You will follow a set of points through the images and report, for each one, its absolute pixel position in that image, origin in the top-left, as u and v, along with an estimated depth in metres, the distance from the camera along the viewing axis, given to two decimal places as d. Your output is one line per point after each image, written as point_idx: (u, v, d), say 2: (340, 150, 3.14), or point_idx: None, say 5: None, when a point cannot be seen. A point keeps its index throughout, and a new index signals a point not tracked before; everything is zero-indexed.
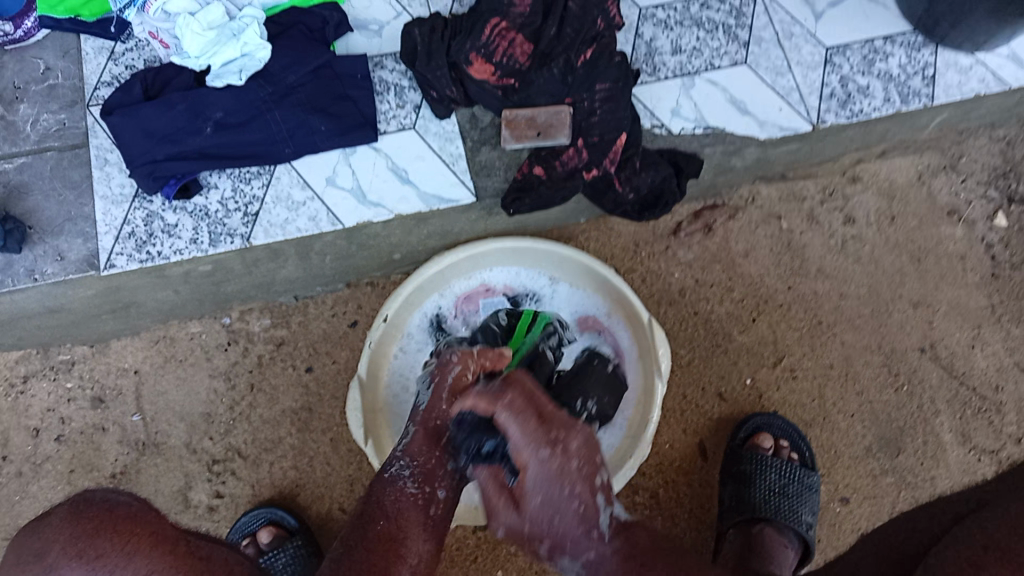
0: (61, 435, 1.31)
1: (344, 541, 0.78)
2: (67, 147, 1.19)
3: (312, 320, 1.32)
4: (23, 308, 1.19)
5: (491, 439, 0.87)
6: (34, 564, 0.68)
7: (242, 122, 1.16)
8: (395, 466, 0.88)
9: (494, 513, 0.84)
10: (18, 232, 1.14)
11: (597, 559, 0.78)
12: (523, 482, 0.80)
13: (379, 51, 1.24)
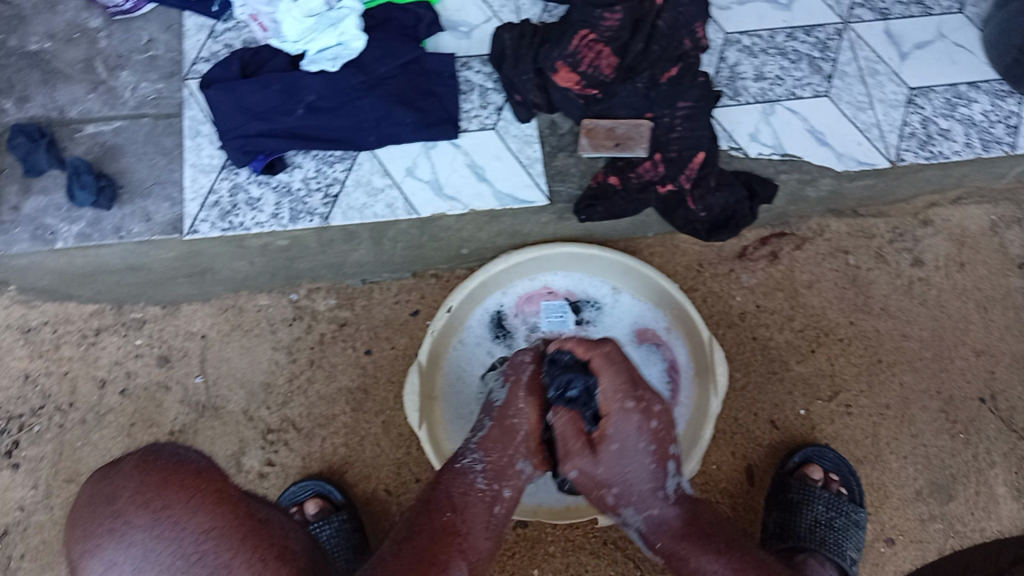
0: (125, 389, 1.34)
1: (410, 524, 0.81)
2: (162, 114, 1.24)
3: (375, 305, 1.36)
4: (107, 261, 1.24)
5: (580, 383, 0.92)
6: (104, 508, 0.68)
7: (332, 107, 1.20)
8: (467, 457, 0.90)
9: (569, 454, 0.90)
10: (109, 190, 1.19)
11: (660, 516, 0.92)
12: (606, 427, 0.91)
13: (466, 52, 1.27)
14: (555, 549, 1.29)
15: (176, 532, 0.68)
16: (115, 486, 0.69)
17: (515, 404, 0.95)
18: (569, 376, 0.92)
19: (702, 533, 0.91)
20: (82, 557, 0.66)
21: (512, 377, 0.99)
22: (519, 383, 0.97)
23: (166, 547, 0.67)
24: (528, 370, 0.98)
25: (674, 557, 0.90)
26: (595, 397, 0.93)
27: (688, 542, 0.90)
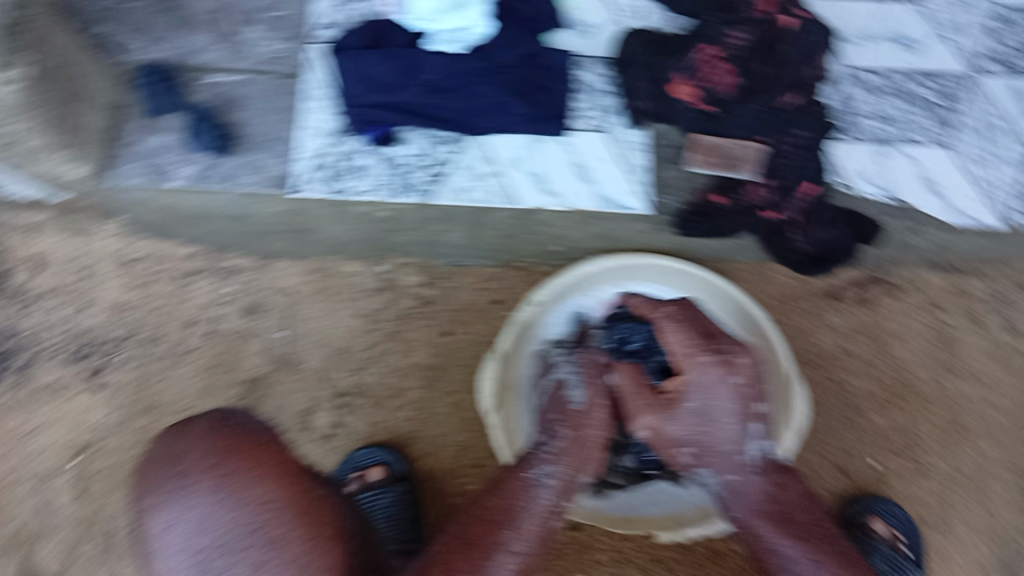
0: (210, 331, 1.38)
1: (471, 531, 0.89)
2: (281, 73, 1.25)
3: (460, 288, 1.37)
4: (211, 206, 1.27)
5: (640, 332, 1.09)
6: (178, 464, 0.88)
7: (449, 89, 1.19)
8: (541, 468, 0.94)
9: (636, 412, 0.95)
10: (225, 139, 1.23)
11: (741, 483, 0.93)
12: (684, 382, 0.93)
13: (583, 53, 1.24)
14: (604, 557, 1.28)
15: (229, 493, 0.87)
16: (185, 445, 0.90)
17: (592, 415, 0.99)
18: (630, 327, 1.10)
19: (784, 513, 0.92)
20: (150, 505, 0.87)
21: (591, 377, 1.01)
22: (599, 391, 1.00)
23: (228, 501, 0.87)
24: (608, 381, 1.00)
25: (748, 532, 0.92)
26: (653, 346, 1.08)
27: (769, 520, 0.92)
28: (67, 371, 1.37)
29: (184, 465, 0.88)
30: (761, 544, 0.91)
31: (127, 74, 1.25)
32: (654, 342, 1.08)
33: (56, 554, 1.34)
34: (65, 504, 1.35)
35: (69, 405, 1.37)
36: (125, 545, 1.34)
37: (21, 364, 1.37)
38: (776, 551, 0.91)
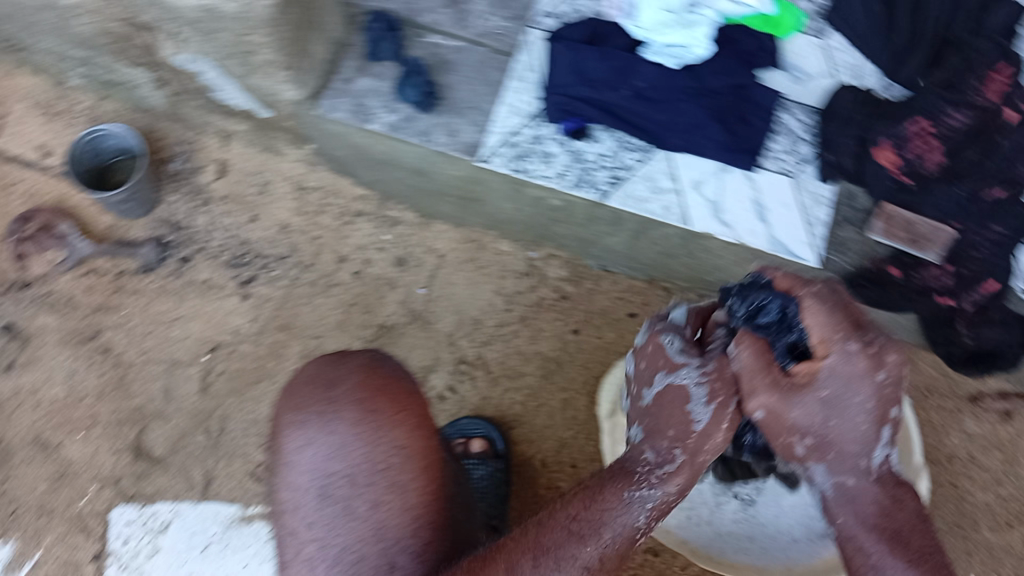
0: (359, 271, 1.45)
1: (537, 537, 0.81)
2: (498, 50, 1.31)
3: (599, 292, 1.43)
4: (398, 156, 1.31)
5: (774, 301, 0.85)
6: (331, 389, 0.93)
7: (656, 100, 1.22)
8: (643, 489, 0.86)
9: (753, 391, 0.85)
10: (430, 98, 1.26)
11: (854, 487, 0.81)
12: (816, 370, 0.81)
13: (792, 97, 1.26)
14: None
15: (366, 430, 0.90)
16: (337, 374, 0.95)
17: (713, 435, 0.89)
18: (767, 295, 0.86)
19: (899, 532, 0.77)
20: (297, 419, 0.92)
21: (714, 388, 0.89)
22: (723, 411, 0.89)
23: (355, 441, 0.89)
24: (733, 401, 0.88)
25: (849, 543, 0.79)
26: (792, 322, 0.84)
27: (878, 536, 0.78)
28: (221, 273, 1.45)
29: (331, 393, 0.93)
30: (862, 557, 0.76)
31: (357, 18, 1.32)
32: (794, 317, 0.84)
33: (165, 441, 1.37)
34: (188, 394, 1.39)
35: (215, 304, 1.43)
36: (233, 447, 1.37)
37: (182, 256, 1.45)
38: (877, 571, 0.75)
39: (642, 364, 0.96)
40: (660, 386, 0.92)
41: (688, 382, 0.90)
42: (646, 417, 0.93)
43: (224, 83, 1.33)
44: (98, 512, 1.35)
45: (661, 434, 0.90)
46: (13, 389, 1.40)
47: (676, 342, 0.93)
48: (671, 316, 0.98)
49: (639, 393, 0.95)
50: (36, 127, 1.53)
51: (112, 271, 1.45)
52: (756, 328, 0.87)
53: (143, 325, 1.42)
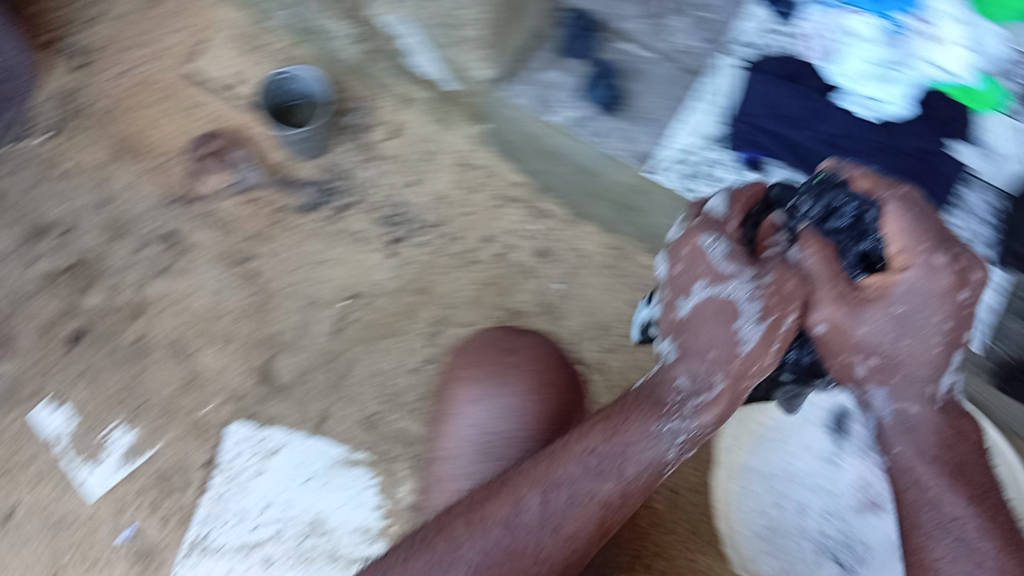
0: (501, 254, 1.48)
1: (550, 472, 0.89)
2: (683, 68, 1.30)
3: None
4: (570, 152, 1.35)
5: (852, 205, 0.89)
6: (509, 359, 1.09)
7: (843, 148, 1.20)
8: (673, 422, 0.89)
9: (818, 301, 0.88)
10: (616, 102, 1.29)
11: (914, 413, 0.87)
12: (891, 284, 0.84)
13: (982, 175, 1.18)
14: None
15: (531, 398, 1.05)
16: (515, 346, 1.11)
17: (761, 355, 0.88)
18: (843, 195, 0.90)
19: (960, 466, 0.85)
20: (479, 375, 1.08)
21: (769, 305, 0.87)
22: (774, 331, 0.88)
23: (521, 406, 1.05)
24: (788, 320, 0.88)
25: (904, 472, 0.87)
26: (866, 229, 0.89)
27: (936, 467, 0.85)
28: (373, 228, 1.51)
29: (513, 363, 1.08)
30: (917, 489, 0.85)
31: (558, 13, 1.36)
32: (871, 221, 0.88)
33: (291, 370, 1.44)
34: (320, 334, 1.46)
35: (360, 256, 1.50)
36: (351, 392, 1.43)
37: (340, 204, 1.52)
38: (932, 506, 0.84)
39: (677, 269, 0.92)
40: (702, 298, 0.89)
41: (737, 298, 0.87)
42: (682, 334, 0.91)
43: (421, 51, 1.41)
44: (216, 424, 1.43)
45: (699, 357, 0.89)
46: (164, 292, 1.50)
47: (720, 246, 0.89)
48: (708, 208, 0.92)
49: (673, 302, 0.92)
50: (231, 58, 1.62)
51: (274, 203, 1.54)
52: (826, 232, 0.91)
53: (293, 260, 1.50)
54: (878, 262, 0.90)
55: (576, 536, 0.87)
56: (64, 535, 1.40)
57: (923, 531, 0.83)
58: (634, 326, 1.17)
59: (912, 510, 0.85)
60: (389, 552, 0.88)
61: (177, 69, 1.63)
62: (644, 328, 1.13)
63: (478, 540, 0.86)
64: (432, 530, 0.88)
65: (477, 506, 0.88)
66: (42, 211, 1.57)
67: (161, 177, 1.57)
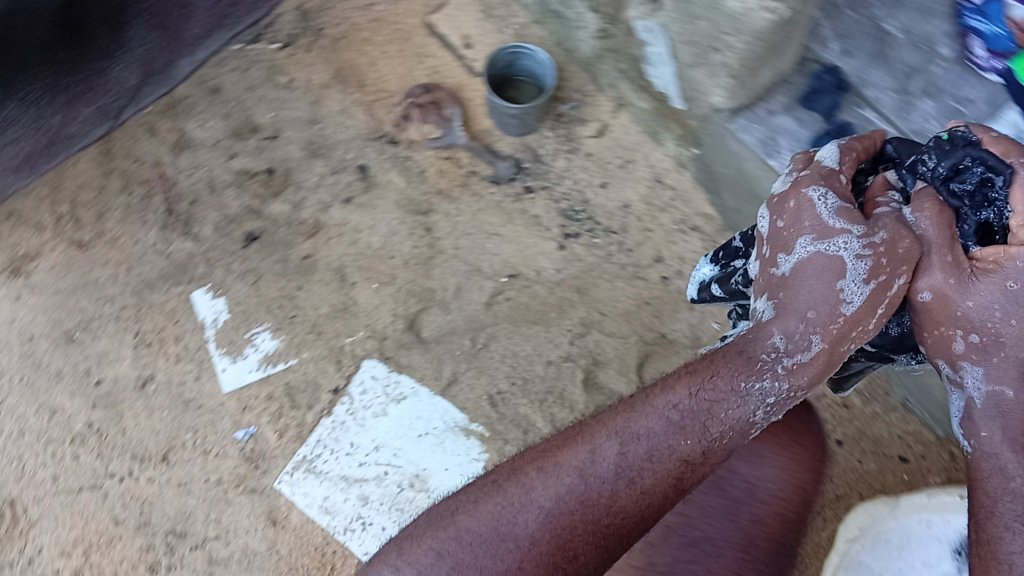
0: (668, 278, 1.49)
1: (627, 422, 0.79)
2: None
3: (880, 418, 1.39)
4: (748, 172, 1.36)
5: (977, 169, 0.77)
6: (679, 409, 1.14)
7: None
8: (761, 381, 0.80)
9: (927, 265, 0.78)
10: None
11: (1012, 399, 0.77)
12: (1009, 256, 0.75)
13: None
14: None
15: None
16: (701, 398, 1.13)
17: (864, 318, 0.79)
18: (969, 157, 0.78)
19: None
20: None
21: (879, 264, 0.78)
22: (881, 294, 0.79)
23: None
24: (898, 284, 0.78)
25: (988, 459, 0.76)
26: (991, 196, 0.77)
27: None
28: (552, 217, 1.55)
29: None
30: (1001, 478, 0.74)
31: (806, 61, 1.34)
32: (997, 191, 0.76)
33: (436, 327, 1.48)
34: (474, 302, 1.49)
35: (533, 240, 1.54)
36: (487, 364, 1.45)
37: (527, 185, 1.58)
38: (1015, 496, 0.72)
39: (781, 224, 0.85)
40: (805, 255, 0.81)
41: (845, 254, 0.79)
42: (781, 290, 0.82)
43: (663, 62, 1.46)
44: (356, 355, 1.47)
45: (797, 316, 0.80)
46: (342, 220, 1.57)
47: (830, 199, 0.82)
48: (818, 156, 0.86)
49: (773, 258, 0.85)
50: (471, 21, 1.72)
51: (468, 167, 1.60)
52: (945, 194, 0.79)
53: (468, 225, 1.55)
54: (999, 234, 0.78)
55: (651, 492, 0.77)
56: (190, 416, 1.46)
57: (1002, 522, 0.70)
58: (690, 285, 1.19)
59: (989, 499, 0.73)
60: (460, 491, 0.81)
61: (419, 18, 1.75)
62: (704, 286, 1.14)
63: (550, 485, 0.77)
64: (504, 473, 0.80)
65: (551, 451, 0.80)
66: (256, 113, 1.68)
67: (371, 112, 1.67)
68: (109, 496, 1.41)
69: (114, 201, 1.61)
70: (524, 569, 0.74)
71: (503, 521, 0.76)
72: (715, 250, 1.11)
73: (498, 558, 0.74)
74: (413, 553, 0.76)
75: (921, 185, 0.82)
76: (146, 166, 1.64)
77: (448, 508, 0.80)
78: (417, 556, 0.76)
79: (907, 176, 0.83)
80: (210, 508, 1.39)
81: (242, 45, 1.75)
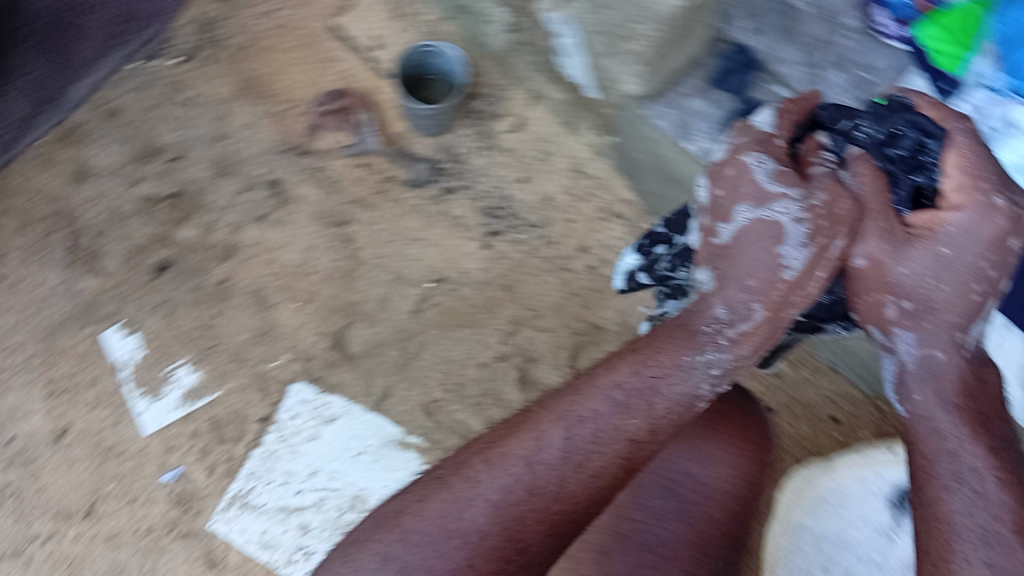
0: (593, 267, 1.47)
1: (572, 406, 0.86)
2: None
3: (811, 386, 1.36)
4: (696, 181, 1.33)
5: (914, 139, 0.84)
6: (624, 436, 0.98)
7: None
8: (707, 352, 0.87)
9: (864, 231, 0.85)
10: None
11: (940, 360, 0.83)
12: (940, 223, 0.80)
13: None
14: None
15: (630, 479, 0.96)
16: None
17: (806, 282, 0.85)
18: (906, 123, 0.85)
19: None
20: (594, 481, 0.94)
21: (819, 227, 0.85)
22: (820, 256, 0.85)
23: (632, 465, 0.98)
24: (836, 246, 0.85)
25: (926, 422, 0.83)
26: (923, 161, 0.84)
27: (959, 417, 0.81)
28: (473, 216, 1.51)
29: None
30: (938, 440, 0.81)
31: (719, 43, 1.33)
32: (930, 153, 0.83)
33: (364, 341, 1.43)
34: (400, 311, 1.45)
35: (455, 241, 1.50)
36: (418, 373, 1.41)
37: (446, 186, 1.53)
38: (951, 457, 0.80)
39: (720, 192, 0.89)
40: (744, 222, 0.87)
41: (783, 219, 0.85)
42: (721, 261, 0.88)
43: (575, 53, 1.39)
44: (282, 380, 1.42)
45: (738, 285, 0.86)
46: (256, 239, 1.51)
47: (767, 164, 0.86)
48: (756, 122, 0.91)
49: (713, 227, 0.90)
50: (380, 21, 1.64)
51: (384, 173, 1.55)
52: (881, 159, 0.86)
53: (388, 232, 1.50)
54: (928, 198, 0.85)
55: (598, 473, 0.84)
56: (113, 464, 1.39)
57: (941, 482, 0.79)
58: (617, 275, 1.25)
59: (928, 462, 0.81)
60: (407, 489, 0.88)
61: (321, 24, 1.66)
62: (630, 275, 1.19)
63: (499, 477, 0.84)
64: (450, 468, 0.87)
65: (497, 442, 0.87)
66: (158, 134, 1.60)
67: (279, 122, 1.59)
68: (35, 560, 1.34)
69: (12, 241, 1.52)
70: (473, 562, 0.82)
71: (450, 518, 0.83)
72: (640, 241, 1.16)
73: (445, 555, 0.82)
74: (359, 559, 0.84)
75: (856, 150, 0.89)
76: (43, 202, 1.55)
77: (397, 508, 0.87)
78: (362, 563, 0.83)
79: (840, 140, 0.89)
80: (143, 558, 1.33)
81: (140, 62, 1.66)
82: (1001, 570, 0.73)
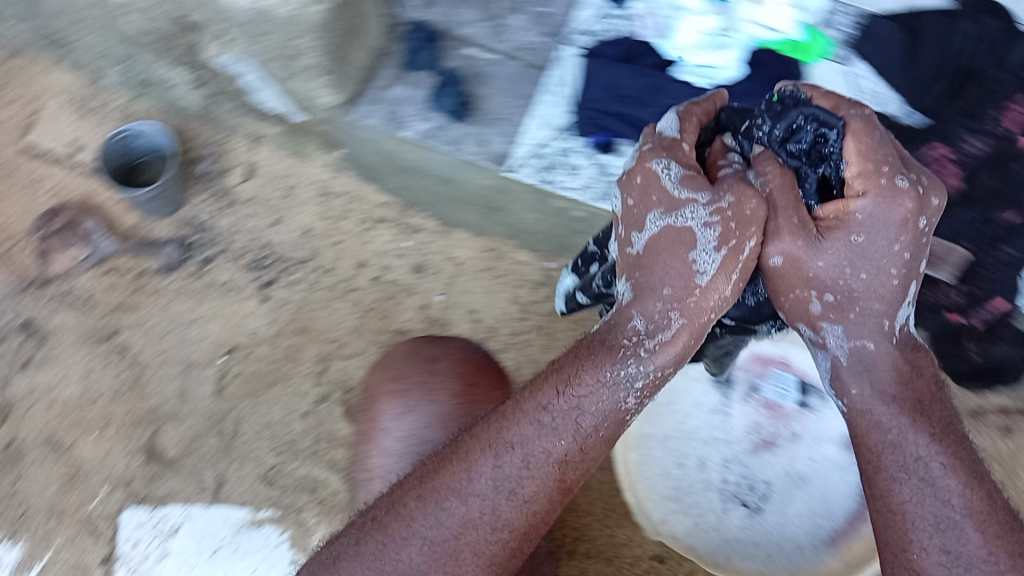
0: (377, 277, 1.46)
1: (504, 433, 0.83)
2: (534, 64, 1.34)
3: None
4: (427, 163, 1.35)
5: (814, 129, 0.80)
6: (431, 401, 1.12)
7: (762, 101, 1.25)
8: (630, 368, 0.82)
9: (773, 226, 0.80)
10: (464, 107, 1.31)
11: (873, 350, 0.81)
12: (850, 210, 0.77)
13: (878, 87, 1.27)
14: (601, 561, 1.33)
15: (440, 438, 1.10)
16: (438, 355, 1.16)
17: (720, 286, 0.81)
18: (802, 115, 0.81)
19: (920, 404, 0.79)
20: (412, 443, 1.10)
21: (725, 230, 0.80)
22: (733, 260, 0.80)
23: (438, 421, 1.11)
24: (747, 247, 0.80)
25: (865, 415, 0.80)
26: (826, 151, 0.81)
27: (897, 407, 0.79)
28: (240, 276, 1.47)
29: (434, 366, 1.15)
30: (880, 433, 0.78)
31: (398, 28, 1.38)
32: (831, 145, 0.80)
33: (177, 442, 1.37)
34: (202, 396, 1.40)
35: (234, 306, 1.46)
36: (246, 449, 1.37)
37: (203, 257, 1.49)
38: (895, 448, 0.77)
39: (630, 201, 0.85)
40: (654, 230, 0.83)
41: (692, 225, 0.81)
42: (636, 271, 0.84)
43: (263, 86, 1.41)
44: (108, 515, 1.34)
45: (653, 295, 0.82)
46: (28, 388, 1.41)
47: (673, 169, 0.82)
48: (659, 129, 0.87)
49: (627, 237, 0.86)
50: (71, 125, 1.56)
51: (133, 269, 1.48)
52: (784, 154, 0.82)
53: (162, 325, 1.45)
54: (836, 187, 0.82)
55: (533, 499, 0.81)
56: None
57: (889, 474, 0.76)
58: (559, 296, 1.20)
59: (874, 454, 0.78)
60: (341, 534, 0.83)
61: (13, 148, 1.56)
62: (571, 296, 1.15)
63: (432, 515, 0.80)
64: (382, 508, 0.82)
65: (430, 476, 0.83)
66: None
67: (8, 263, 1.49)
68: None
69: None
70: None
71: (386, 561, 0.79)
72: (574, 259, 1.13)
73: None
74: None
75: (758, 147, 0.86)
76: None
77: (330, 554, 0.82)
78: None
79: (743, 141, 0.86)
80: None
81: None
82: (959, 556, 0.72)
